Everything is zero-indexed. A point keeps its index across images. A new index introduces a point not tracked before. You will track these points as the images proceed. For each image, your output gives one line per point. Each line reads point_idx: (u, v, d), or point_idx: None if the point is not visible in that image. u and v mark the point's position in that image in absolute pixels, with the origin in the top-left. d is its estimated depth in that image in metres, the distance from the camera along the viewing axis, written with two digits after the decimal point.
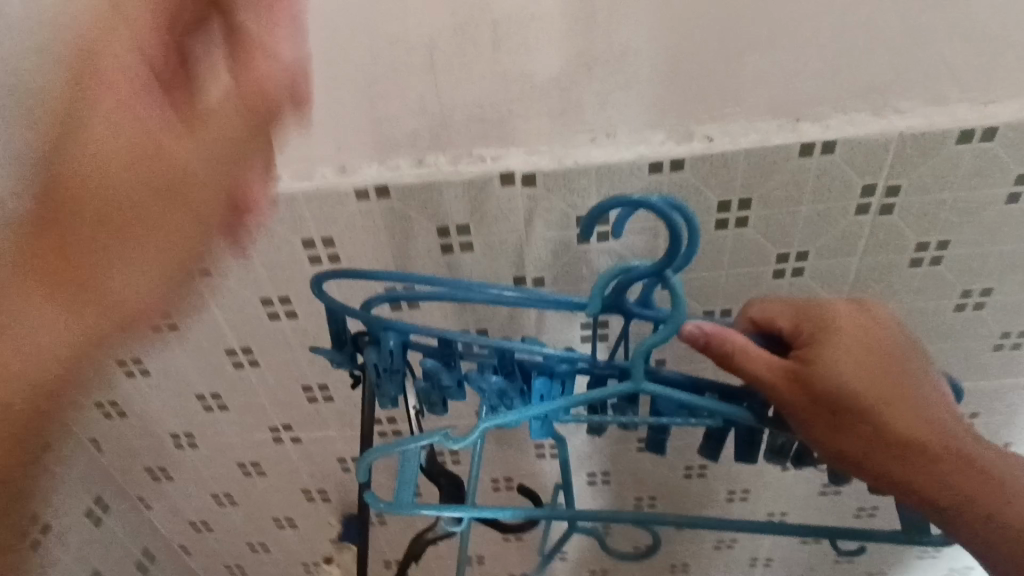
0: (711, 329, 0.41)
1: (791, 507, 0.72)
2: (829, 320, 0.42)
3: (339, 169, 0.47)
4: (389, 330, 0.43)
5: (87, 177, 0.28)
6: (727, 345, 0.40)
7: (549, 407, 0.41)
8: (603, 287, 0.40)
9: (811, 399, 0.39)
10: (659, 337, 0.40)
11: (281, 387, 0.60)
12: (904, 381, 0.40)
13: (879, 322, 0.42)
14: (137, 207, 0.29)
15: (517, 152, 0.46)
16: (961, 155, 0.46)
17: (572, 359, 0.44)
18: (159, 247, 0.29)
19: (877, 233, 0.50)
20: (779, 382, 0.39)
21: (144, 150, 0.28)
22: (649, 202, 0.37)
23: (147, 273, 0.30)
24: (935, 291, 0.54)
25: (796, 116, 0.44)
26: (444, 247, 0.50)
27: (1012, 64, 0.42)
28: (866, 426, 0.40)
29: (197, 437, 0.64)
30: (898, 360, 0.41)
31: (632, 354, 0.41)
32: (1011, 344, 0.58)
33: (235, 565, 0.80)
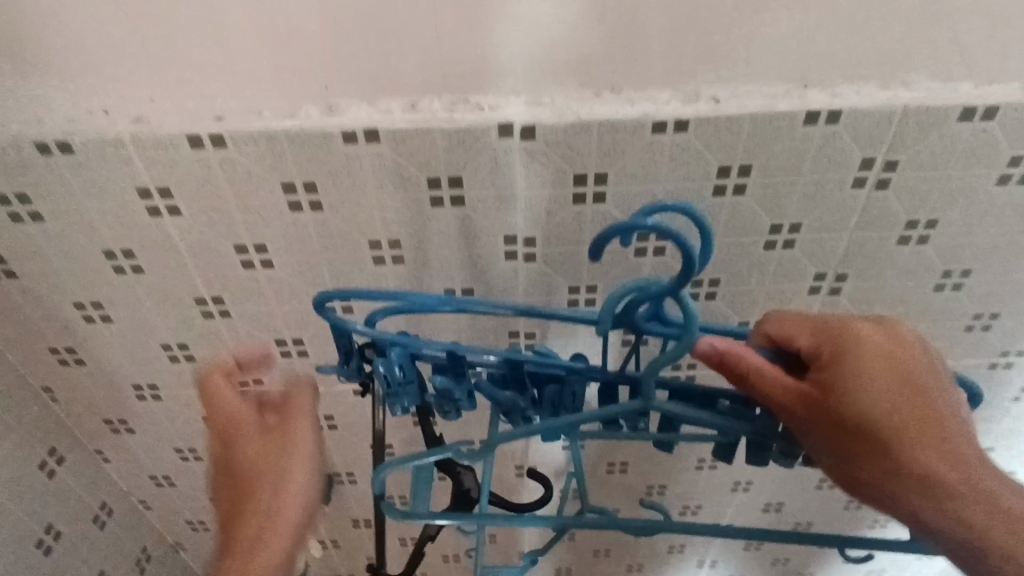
0: (722, 346, 0.41)
1: (755, 475, 0.75)
2: (855, 344, 0.40)
3: (326, 109, 0.43)
4: (394, 345, 0.44)
5: (251, 469, 0.50)
6: (739, 362, 0.41)
7: (559, 424, 0.42)
8: (614, 307, 0.40)
9: (821, 421, 0.39)
10: (673, 357, 0.39)
11: (252, 340, 0.57)
12: (927, 413, 0.39)
13: (910, 350, 0.40)
14: (274, 451, 0.51)
15: (517, 102, 0.43)
16: (961, 134, 0.45)
17: (583, 371, 0.45)
18: (303, 449, 0.51)
19: (870, 209, 0.50)
20: (789, 402, 0.40)
21: (277, 435, 0.51)
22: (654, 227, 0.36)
23: (301, 456, 0.50)
24: (918, 270, 0.54)
25: (804, 82, 0.43)
26: (434, 200, 0.47)
27: (1022, 42, 0.41)
28: (881, 455, 0.39)
29: (160, 389, 0.62)
30: (922, 390, 0.39)
31: (645, 376, 0.41)
32: (982, 325, 0.59)
33: (198, 519, 0.79)
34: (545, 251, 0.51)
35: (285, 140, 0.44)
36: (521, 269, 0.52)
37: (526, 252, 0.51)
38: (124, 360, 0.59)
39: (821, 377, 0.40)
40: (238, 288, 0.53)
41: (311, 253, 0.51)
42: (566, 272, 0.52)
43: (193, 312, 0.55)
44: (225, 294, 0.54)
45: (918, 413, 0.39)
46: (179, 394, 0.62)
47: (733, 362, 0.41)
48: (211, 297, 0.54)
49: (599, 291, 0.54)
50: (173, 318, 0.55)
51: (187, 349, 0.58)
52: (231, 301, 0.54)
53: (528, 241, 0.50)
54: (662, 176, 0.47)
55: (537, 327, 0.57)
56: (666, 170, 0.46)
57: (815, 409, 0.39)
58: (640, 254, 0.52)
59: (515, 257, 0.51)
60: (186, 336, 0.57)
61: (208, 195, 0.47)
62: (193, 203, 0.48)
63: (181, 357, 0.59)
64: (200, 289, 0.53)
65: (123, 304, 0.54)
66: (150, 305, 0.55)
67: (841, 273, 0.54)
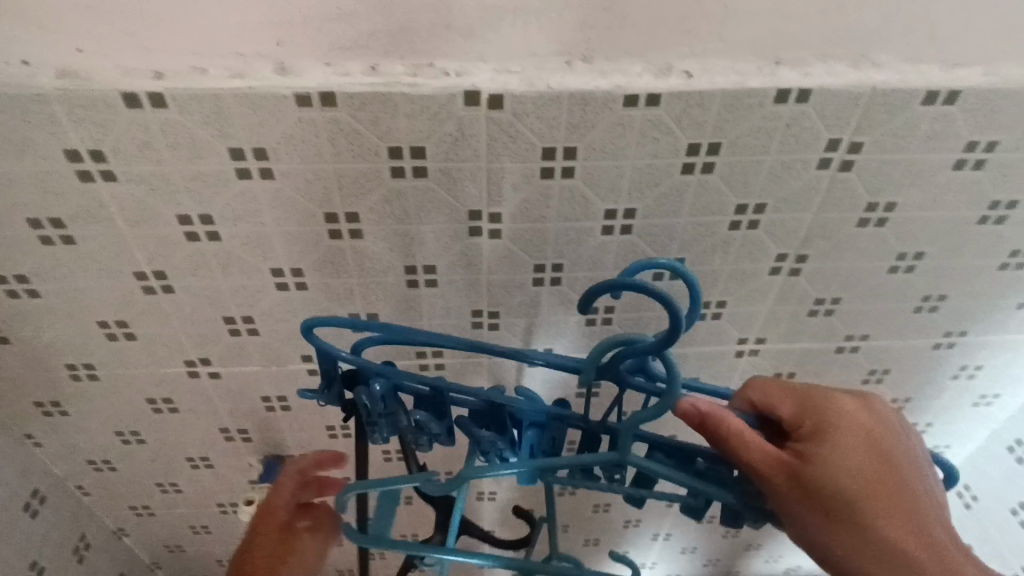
0: (706, 407, 0.44)
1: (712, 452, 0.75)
2: (827, 417, 0.44)
3: (278, 68, 0.40)
4: (380, 376, 0.45)
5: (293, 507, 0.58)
6: (722, 426, 0.43)
7: (536, 467, 0.43)
8: (600, 357, 0.43)
9: (798, 488, 0.42)
10: (652, 413, 0.43)
11: (198, 317, 0.54)
12: (892, 486, 0.42)
13: (876, 425, 0.44)
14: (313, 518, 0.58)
15: (485, 69, 0.41)
16: (923, 117, 0.46)
17: (563, 417, 0.46)
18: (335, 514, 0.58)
19: (833, 191, 0.50)
20: (769, 468, 0.42)
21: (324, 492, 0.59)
22: (649, 292, 0.40)
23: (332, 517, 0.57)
24: (874, 252, 0.55)
25: (776, 59, 0.43)
26: (394, 170, 0.45)
27: (978, 26, 0.42)
28: (852, 530, 0.41)
29: (97, 369, 0.58)
30: (888, 466, 0.43)
31: (623, 427, 0.44)
32: (930, 307, 0.61)
33: (142, 504, 0.75)
34: (510, 228, 0.49)
35: (233, 101, 0.41)
36: (485, 246, 0.51)
37: (491, 228, 0.49)
38: (56, 338, 0.55)
39: (801, 447, 0.43)
40: (182, 262, 0.50)
41: (263, 225, 0.48)
42: (532, 249, 0.51)
43: (132, 286, 0.51)
44: (168, 268, 0.50)
45: (892, 493, 0.42)
46: (118, 374, 0.58)
47: (714, 424, 0.43)
48: (152, 271, 0.50)
49: (564, 269, 0.53)
50: (110, 293, 0.51)
51: (126, 326, 0.54)
52: (174, 276, 0.51)
53: (493, 217, 0.49)
54: (631, 152, 0.45)
55: (500, 306, 0.55)
56: (636, 146, 0.45)
57: (792, 479, 0.42)
58: (607, 233, 0.51)
59: (479, 233, 0.50)
60: (126, 312, 0.53)
61: (148, 160, 0.43)
62: (131, 169, 0.44)
63: (120, 335, 0.55)
64: (140, 262, 0.49)
65: (53, 278, 0.50)
66: (83, 279, 0.50)
67: (802, 254, 0.55)
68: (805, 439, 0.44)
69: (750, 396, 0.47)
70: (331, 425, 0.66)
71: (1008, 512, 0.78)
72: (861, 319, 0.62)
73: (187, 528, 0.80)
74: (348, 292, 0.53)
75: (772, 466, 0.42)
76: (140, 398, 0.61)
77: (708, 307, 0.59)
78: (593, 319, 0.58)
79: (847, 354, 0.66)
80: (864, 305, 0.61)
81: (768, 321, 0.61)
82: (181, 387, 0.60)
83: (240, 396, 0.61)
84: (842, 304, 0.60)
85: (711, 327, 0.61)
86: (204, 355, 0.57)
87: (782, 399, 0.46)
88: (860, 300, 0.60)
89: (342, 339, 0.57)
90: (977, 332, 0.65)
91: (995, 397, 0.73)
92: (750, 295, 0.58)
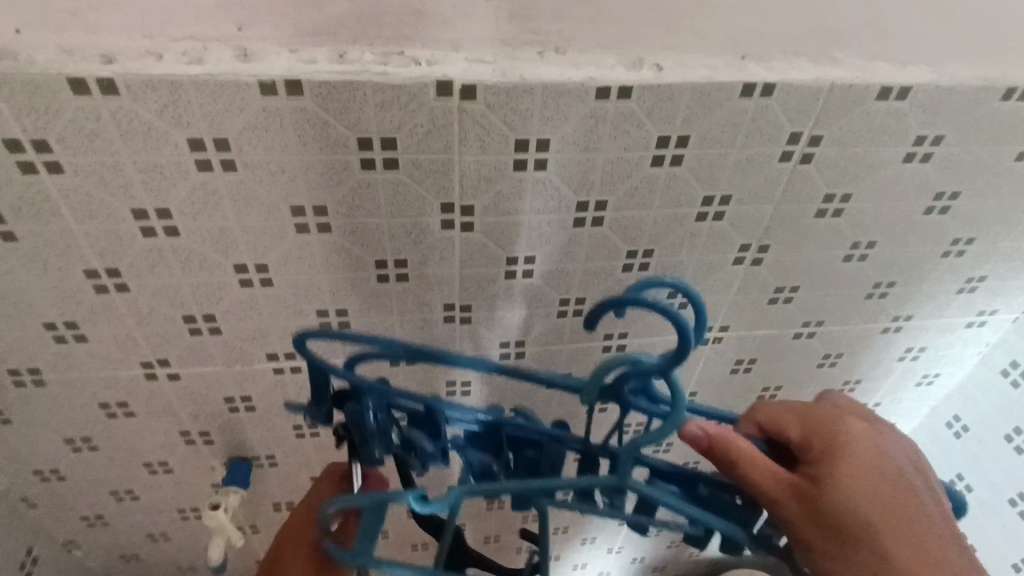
0: (713, 431, 0.44)
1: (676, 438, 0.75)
2: (835, 438, 0.44)
3: (239, 54, 0.39)
4: (370, 394, 0.44)
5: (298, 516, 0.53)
6: (730, 451, 0.43)
7: (530, 487, 0.40)
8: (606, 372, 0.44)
9: (807, 512, 0.42)
10: (658, 432, 0.42)
11: (156, 317, 0.52)
12: (900, 510, 0.42)
13: (880, 446, 0.44)
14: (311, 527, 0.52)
15: (458, 59, 0.41)
16: (877, 112, 0.48)
17: (561, 439, 0.46)
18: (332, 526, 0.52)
19: (793, 183, 0.52)
20: (778, 492, 0.42)
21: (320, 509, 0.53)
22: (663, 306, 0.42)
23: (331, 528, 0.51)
24: (831, 242, 0.58)
25: (741, 54, 0.44)
26: (364, 162, 0.44)
27: (920, 24, 0.45)
28: (863, 555, 0.41)
29: (44, 373, 0.55)
30: (894, 486, 0.43)
31: (624, 447, 0.43)
32: (880, 293, 0.64)
33: (95, 513, 0.72)
34: (482, 221, 0.49)
35: (192, 88, 0.39)
36: (457, 239, 0.50)
37: (464, 222, 0.49)
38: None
39: (811, 471, 0.43)
40: (137, 259, 0.47)
41: (224, 220, 0.46)
42: (504, 242, 0.51)
43: (82, 286, 0.48)
44: (122, 266, 0.48)
45: (901, 515, 0.42)
46: (68, 378, 0.55)
47: (723, 448, 0.43)
48: (105, 269, 0.47)
49: (536, 262, 0.53)
50: (58, 293, 0.49)
51: (76, 328, 0.51)
52: (129, 274, 0.48)
53: (465, 210, 0.48)
54: (603, 144, 0.46)
55: (472, 300, 0.55)
56: (607, 138, 0.45)
57: (802, 502, 0.42)
58: (578, 225, 0.51)
59: (451, 226, 0.49)
60: (75, 314, 0.50)
61: (97, 152, 0.41)
62: (80, 161, 0.41)
63: (69, 337, 0.52)
64: (91, 260, 0.47)
65: None
66: (27, 279, 0.47)
67: (764, 245, 0.57)
68: (813, 463, 0.44)
69: (756, 418, 0.47)
70: (298, 424, 0.64)
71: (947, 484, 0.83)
72: (818, 306, 0.65)
73: (145, 536, 0.77)
74: (317, 287, 0.52)
75: (782, 492, 0.42)
76: (93, 403, 0.58)
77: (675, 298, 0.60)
78: (565, 310, 0.58)
79: (803, 340, 0.69)
80: (821, 293, 0.63)
81: (731, 310, 0.63)
82: (137, 389, 0.57)
83: (201, 397, 0.59)
84: (800, 292, 0.63)
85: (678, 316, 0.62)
86: (162, 356, 0.55)
87: (790, 421, 0.46)
88: (817, 288, 0.62)
89: (310, 336, 0.56)
90: (921, 316, 0.69)
91: (936, 376, 0.77)
92: (715, 285, 0.60)
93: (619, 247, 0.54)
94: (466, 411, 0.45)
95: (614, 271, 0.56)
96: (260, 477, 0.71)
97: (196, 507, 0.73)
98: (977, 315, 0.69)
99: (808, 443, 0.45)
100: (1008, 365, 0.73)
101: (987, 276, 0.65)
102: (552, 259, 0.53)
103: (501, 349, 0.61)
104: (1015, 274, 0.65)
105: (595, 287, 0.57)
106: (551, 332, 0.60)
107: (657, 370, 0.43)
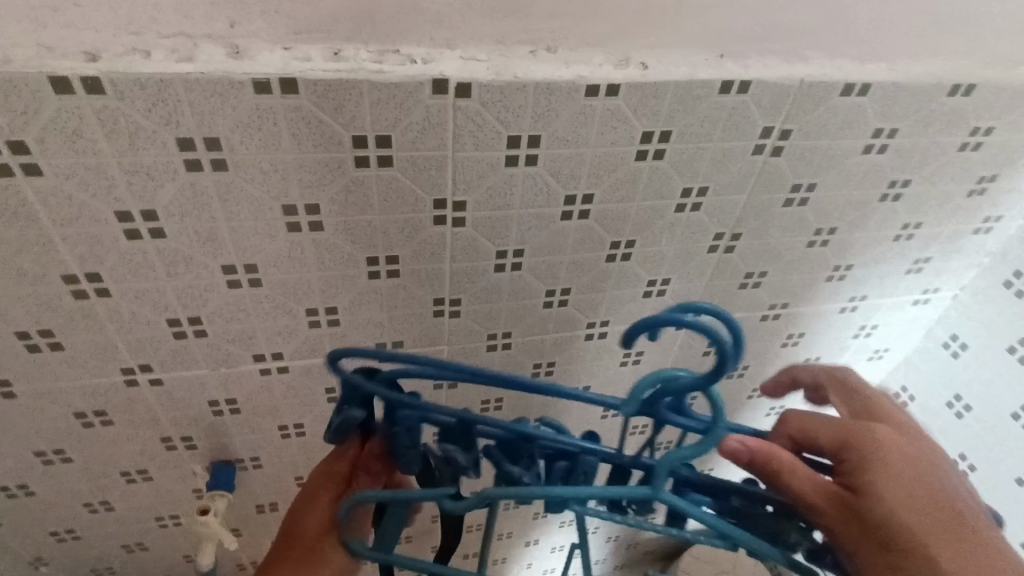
0: (755, 445, 0.43)
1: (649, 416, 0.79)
2: (875, 445, 0.43)
3: (232, 52, 0.38)
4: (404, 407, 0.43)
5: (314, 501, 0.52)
6: (771, 461, 0.43)
7: (563, 495, 0.42)
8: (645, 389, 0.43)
9: (853, 521, 0.41)
10: (694, 449, 0.42)
11: (138, 322, 0.50)
12: (947, 516, 0.41)
13: (918, 452, 0.44)
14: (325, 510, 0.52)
15: (452, 57, 0.41)
16: (841, 107, 0.51)
17: (592, 451, 0.45)
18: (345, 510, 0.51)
19: (765, 174, 0.55)
20: (819, 500, 0.42)
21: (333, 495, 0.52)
22: (697, 323, 0.42)
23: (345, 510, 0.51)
24: (797, 228, 0.61)
25: (720, 52, 0.46)
26: (359, 160, 0.44)
27: (883, 25, 0.48)
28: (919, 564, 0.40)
29: (16, 384, 0.53)
30: (937, 493, 0.42)
31: (661, 459, 0.43)
32: (839, 275, 0.69)
33: (67, 525, 0.70)
34: (473, 216, 0.50)
35: (182, 87, 0.38)
36: (448, 234, 0.51)
37: (456, 217, 0.50)
38: None
39: (853, 482, 0.43)
40: (120, 265, 0.46)
41: (213, 221, 0.45)
42: (494, 236, 0.52)
43: (60, 294, 0.47)
44: (103, 272, 0.46)
45: (946, 521, 0.41)
46: (43, 388, 0.54)
47: (763, 460, 0.43)
48: (84, 276, 0.46)
49: (525, 255, 0.55)
50: (33, 302, 0.47)
51: (52, 336, 0.50)
52: (110, 280, 0.47)
53: (457, 206, 0.49)
54: (591, 140, 0.47)
55: (462, 294, 0.56)
56: (595, 134, 0.47)
57: (845, 510, 0.41)
58: (565, 218, 0.53)
59: (443, 222, 0.50)
60: (52, 321, 0.49)
61: (80, 155, 0.40)
62: (59, 165, 0.40)
63: (44, 346, 0.50)
64: (69, 267, 0.45)
65: None
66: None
67: (737, 233, 0.60)
68: (851, 473, 0.43)
69: (789, 430, 0.47)
70: (284, 423, 0.64)
71: None
72: (785, 289, 0.69)
73: (120, 547, 0.75)
74: (307, 286, 0.52)
75: (823, 499, 0.42)
76: (68, 412, 0.57)
77: (654, 286, 0.63)
78: (550, 301, 0.60)
79: (769, 321, 0.73)
80: (787, 276, 0.67)
81: (706, 295, 0.66)
82: (117, 396, 0.56)
83: (183, 401, 0.59)
84: (767, 276, 0.66)
85: (657, 303, 0.65)
86: (144, 362, 0.54)
87: (821, 431, 0.45)
88: (783, 272, 0.66)
89: (298, 336, 0.56)
90: (874, 295, 0.74)
91: (886, 351, 0.83)
92: (691, 272, 0.63)
93: (603, 238, 0.56)
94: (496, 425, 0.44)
95: (597, 262, 0.58)
96: (244, 479, 0.70)
97: (175, 512, 0.72)
98: (922, 293, 0.75)
99: (842, 452, 0.44)
100: (949, 338, 0.78)
101: (932, 257, 0.70)
102: (538, 253, 0.55)
103: (489, 341, 0.62)
104: (956, 254, 0.71)
105: (579, 278, 0.59)
106: (536, 321, 0.62)
107: (697, 388, 0.42)
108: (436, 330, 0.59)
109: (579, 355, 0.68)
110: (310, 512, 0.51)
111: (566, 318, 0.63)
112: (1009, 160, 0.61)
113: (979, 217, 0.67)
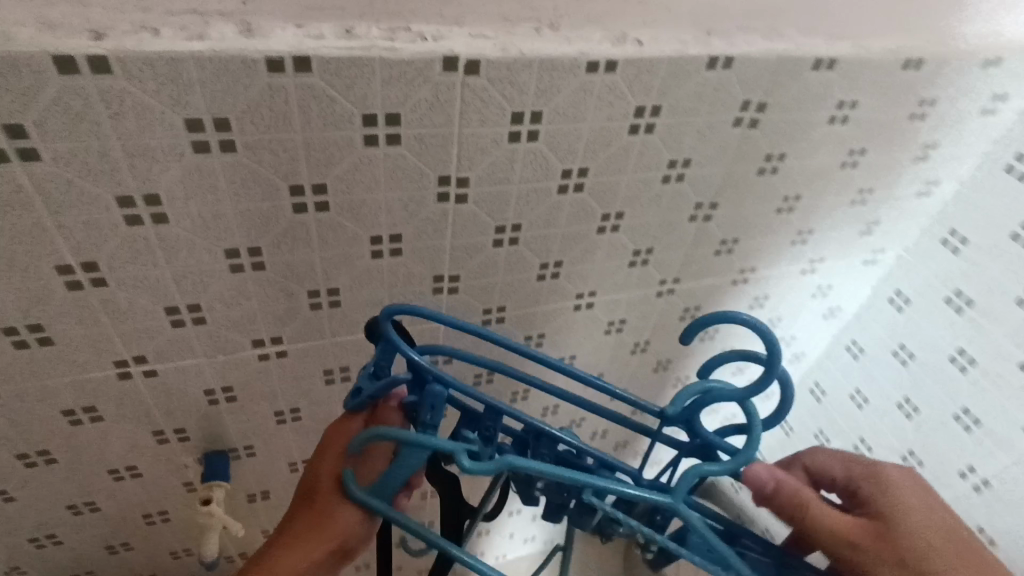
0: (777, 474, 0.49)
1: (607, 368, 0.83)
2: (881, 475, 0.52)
3: (244, 29, 0.38)
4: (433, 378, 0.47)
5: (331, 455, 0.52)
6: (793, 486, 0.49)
7: (572, 479, 0.44)
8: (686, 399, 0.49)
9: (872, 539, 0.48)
10: (724, 466, 0.47)
11: (135, 312, 0.49)
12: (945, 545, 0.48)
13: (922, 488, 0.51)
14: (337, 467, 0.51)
15: (461, 34, 0.42)
16: (811, 81, 0.55)
17: (613, 466, 0.52)
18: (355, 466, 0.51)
19: (742, 146, 0.58)
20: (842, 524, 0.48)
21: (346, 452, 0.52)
22: (747, 317, 0.50)
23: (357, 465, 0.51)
24: (767, 196, 0.66)
25: (706, 30, 0.49)
26: (368, 138, 0.44)
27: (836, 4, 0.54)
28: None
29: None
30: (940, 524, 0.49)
31: (686, 471, 0.46)
32: (801, 238, 0.74)
33: (47, 529, 0.67)
34: (476, 192, 0.51)
35: (194, 66, 0.37)
36: (450, 211, 0.52)
37: (458, 193, 0.51)
38: None
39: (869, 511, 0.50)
40: (118, 252, 0.45)
41: (218, 203, 0.44)
42: (493, 211, 0.53)
43: (52, 285, 0.45)
44: (100, 260, 0.45)
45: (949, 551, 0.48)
46: (28, 387, 0.51)
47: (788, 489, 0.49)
48: (79, 265, 0.44)
49: (522, 230, 0.56)
50: (23, 295, 0.45)
51: (41, 330, 0.48)
52: (107, 268, 0.45)
53: (460, 182, 0.50)
54: (589, 115, 0.49)
55: (460, 270, 0.58)
56: (593, 109, 0.49)
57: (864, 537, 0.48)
58: (561, 191, 0.54)
59: (446, 198, 0.51)
60: (42, 315, 0.47)
61: (82, 138, 0.38)
62: (59, 149, 0.38)
63: (31, 342, 0.48)
64: (63, 256, 0.44)
65: None
66: None
67: (715, 202, 0.64)
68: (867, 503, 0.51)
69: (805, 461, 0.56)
70: (280, 409, 0.64)
71: (846, 397, 0.96)
72: (754, 254, 0.73)
73: (104, 549, 0.73)
74: (310, 268, 0.52)
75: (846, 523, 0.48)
76: (55, 411, 0.54)
77: (639, 255, 0.66)
78: (543, 274, 0.63)
79: (739, 286, 0.78)
80: (756, 241, 0.72)
81: (684, 263, 0.70)
82: (108, 390, 0.54)
83: (178, 392, 0.57)
84: (739, 243, 0.71)
85: (640, 271, 0.68)
86: (138, 353, 0.52)
87: (834, 466, 0.54)
88: (753, 238, 0.71)
89: (298, 318, 0.55)
90: (830, 258, 0.80)
91: (839, 309, 0.91)
92: (673, 241, 0.66)
93: (594, 210, 0.58)
94: (519, 416, 0.48)
95: (588, 234, 0.60)
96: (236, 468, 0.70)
97: (163, 508, 0.70)
98: (871, 254, 0.83)
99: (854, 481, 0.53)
100: (893, 293, 0.86)
101: (880, 220, 0.77)
102: (533, 226, 0.57)
103: (484, 315, 0.64)
104: (901, 216, 0.78)
105: (571, 250, 0.61)
106: (529, 294, 0.64)
107: (735, 398, 0.49)
108: (434, 308, 0.60)
109: (567, 324, 0.71)
110: (321, 467, 0.50)
111: (556, 290, 0.66)
112: (949, 129, 0.68)
113: (921, 182, 0.74)
